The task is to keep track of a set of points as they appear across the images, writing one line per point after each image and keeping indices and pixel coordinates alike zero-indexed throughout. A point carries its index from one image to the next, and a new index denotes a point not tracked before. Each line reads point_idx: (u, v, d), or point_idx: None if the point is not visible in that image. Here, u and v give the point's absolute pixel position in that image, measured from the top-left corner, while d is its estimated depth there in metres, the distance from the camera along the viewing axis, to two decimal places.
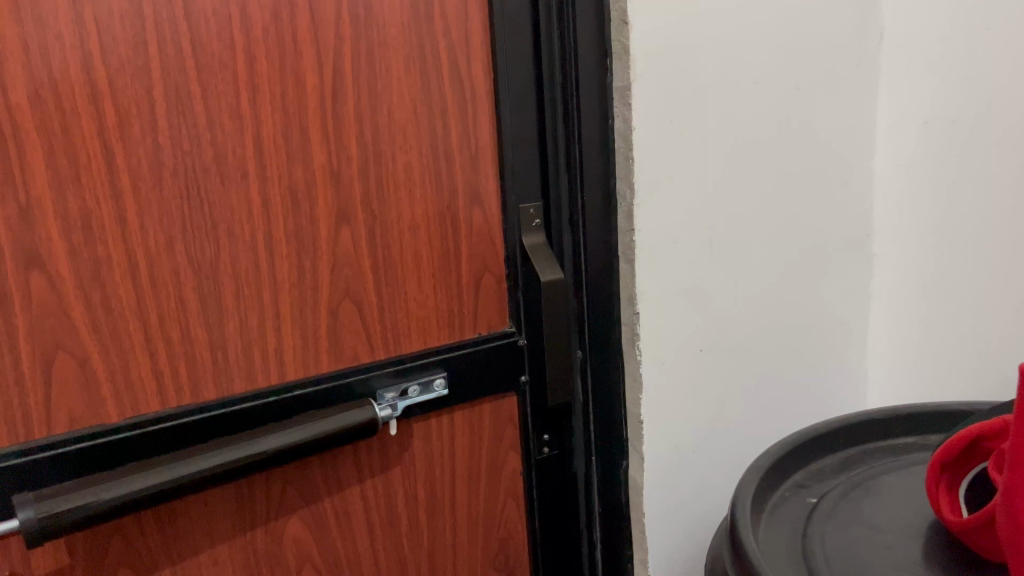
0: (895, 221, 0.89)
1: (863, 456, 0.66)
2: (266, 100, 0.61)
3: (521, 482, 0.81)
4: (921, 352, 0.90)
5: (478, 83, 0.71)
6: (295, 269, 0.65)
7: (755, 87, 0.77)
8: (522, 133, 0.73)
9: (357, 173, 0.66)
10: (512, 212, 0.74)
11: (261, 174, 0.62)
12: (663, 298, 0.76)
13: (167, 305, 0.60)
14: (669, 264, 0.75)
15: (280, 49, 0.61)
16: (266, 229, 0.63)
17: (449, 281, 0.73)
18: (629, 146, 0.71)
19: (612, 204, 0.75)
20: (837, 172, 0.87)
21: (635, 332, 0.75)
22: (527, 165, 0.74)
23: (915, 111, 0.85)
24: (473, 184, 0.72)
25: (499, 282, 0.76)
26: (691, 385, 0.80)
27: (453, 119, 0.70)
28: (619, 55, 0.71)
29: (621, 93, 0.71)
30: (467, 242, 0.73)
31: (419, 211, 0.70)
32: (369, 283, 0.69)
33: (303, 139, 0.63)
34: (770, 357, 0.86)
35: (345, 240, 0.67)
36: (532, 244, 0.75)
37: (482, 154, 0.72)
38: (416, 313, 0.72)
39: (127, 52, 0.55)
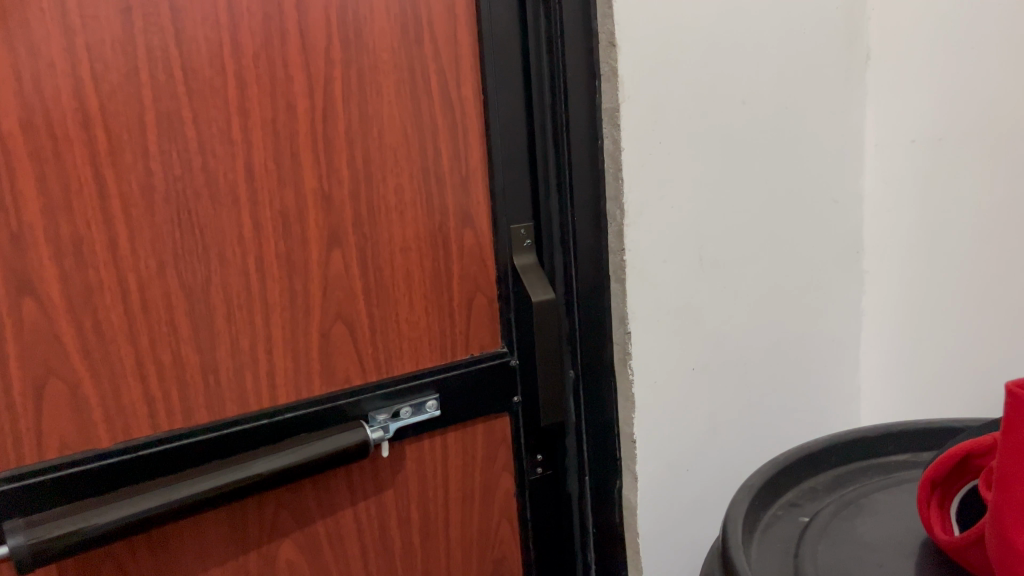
0: (885, 239, 0.90)
1: (855, 475, 0.66)
2: (257, 124, 0.62)
3: (514, 503, 0.81)
4: (913, 370, 0.90)
5: (468, 106, 0.71)
6: (287, 292, 0.65)
7: (743, 107, 0.78)
8: (512, 154, 0.74)
9: (348, 196, 0.66)
10: (503, 233, 0.75)
11: (252, 198, 0.62)
12: (655, 317, 0.76)
13: (159, 328, 0.60)
14: (660, 283, 0.76)
15: (271, 74, 0.62)
16: (257, 252, 0.63)
17: (441, 302, 0.73)
18: (618, 167, 0.72)
19: (602, 225, 0.75)
20: (827, 191, 0.87)
21: (627, 352, 0.75)
22: (517, 186, 0.75)
23: (904, 129, 0.85)
24: (464, 205, 0.73)
25: (491, 302, 0.76)
26: (683, 404, 0.80)
27: (444, 142, 0.70)
28: (607, 77, 0.71)
29: (610, 115, 0.71)
30: (458, 263, 0.73)
31: (410, 233, 0.70)
32: (361, 305, 0.69)
33: (295, 163, 0.64)
34: (762, 375, 0.86)
35: (337, 262, 0.67)
36: (523, 264, 0.76)
37: (473, 175, 0.73)
38: (408, 335, 0.72)
39: (119, 78, 0.56)
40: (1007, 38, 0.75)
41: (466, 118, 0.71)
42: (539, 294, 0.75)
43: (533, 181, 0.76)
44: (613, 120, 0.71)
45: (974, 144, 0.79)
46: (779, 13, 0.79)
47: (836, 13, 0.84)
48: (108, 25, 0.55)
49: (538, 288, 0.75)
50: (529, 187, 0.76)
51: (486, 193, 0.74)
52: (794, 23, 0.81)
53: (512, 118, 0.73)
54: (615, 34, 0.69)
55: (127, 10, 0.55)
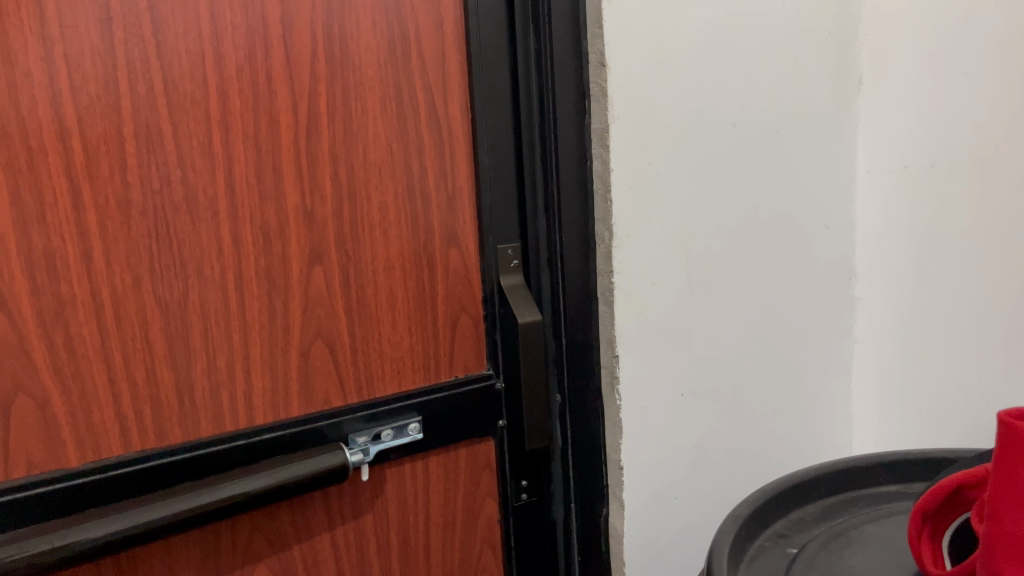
0: (879, 265, 0.89)
1: (845, 505, 0.64)
2: (238, 139, 0.61)
3: (497, 530, 0.79)
4: (906, 400, 0.88)
5: (455, 124, 0.70)
6: (265, 309, 0.64)
7: (733, 130, 0.77)
8: (500, 174, 0.73)
9: (331, 213, 0.65)
10: (490, 252, 0.73)
11: (232, 214, 0.61)
12: (643, 342, 0.74)
13: (133, 345, 0.59)
14: (649, 307, 0.74)
15: (254, 88, 0.61)
16: (236, 268, 0.62)
17: (424, 323, 0.71)
18: (607, 189, 0.70)
19: (591, 246, 0.73)
20: (819, 216, 0.86)
21: (614, 376, 0.74)
22: (505, 205, 0.74)
23: (896, 154, 0.85)
24: (450, 225, 0.71)
25: (476, 324, 0.74)
26: (671, 430, 0.78)
27: (430, 160, 0.69)
28: (596, 97, 0.70)
29: (599, 135, 0.70)
30: (443, 283, 0.72)
31: (394, 251, 0.69)
32: (343, 324, 0.67)
33: (277, 178, 0.63)
34: (752, 402, 0.85)
35: (318, 281, 0.66)
36: (510, 284, 0.75)
37: (459, 194, 0.72)
38: (391, 355, 0.70)
39: (97, 90, 0.55)
40: (1001, 64, 0.74)
41: (452, 136, 0.70)
42: (525, 315, 0.73)
43: (521, 202, 0.75)
44: (602, 140, 0.70)
45: (965, 171, 0.79)
46: (770, 38, 0.79)
47: (827, 38, 0.83)
48: (87, 36, 0.54)
49: (524, 309, 0.74)
50: (516, 207, 0.75)
51: (472, 213, 0.73)
52: (786, 46, 0.80)
53: (500, 138, 0.72)
54: (604, 54, 0.68)
55: (108, 20, 0.54)
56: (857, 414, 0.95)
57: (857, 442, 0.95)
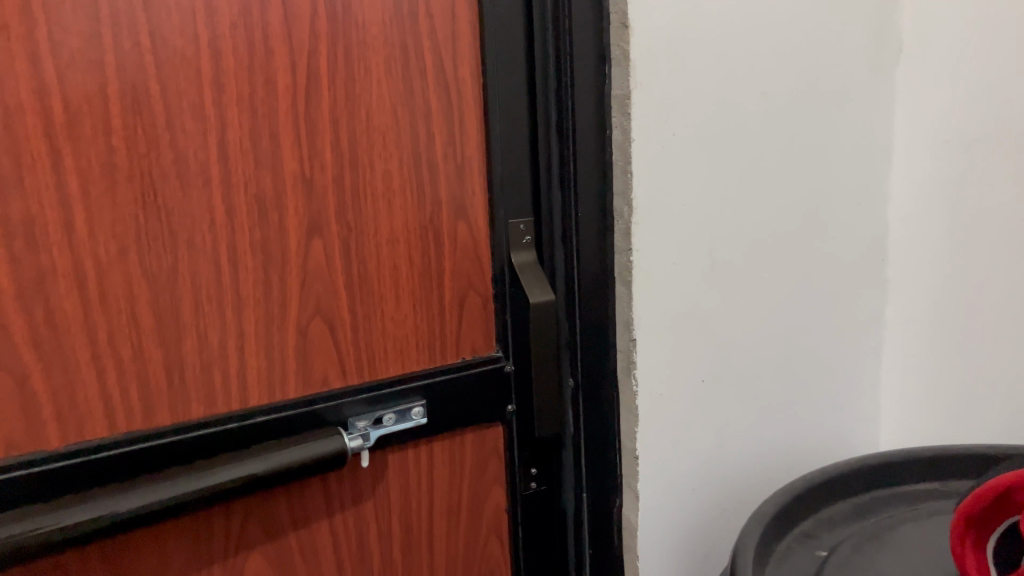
0: (913, 247, 0.84)
1: (878, 504, 0.60)
2: (232, 101, 0.56)
3: (505, 520, 0.75)
4: (939, 391, 0.84)
5: (467, 87, 0.65)
6: (261, 284, 0.60)
7: (763, 100, 0.72)
8: (512, 143, 0.68)
9: (332, 182, 0.61)
10: (500, 226, 0.69)
11: (225, 180, 0.57)
12: (661, 326, 0.70)
13: (119, 320, 0.55)
14: (669, 289, 0.69)
15: (249, 46, 0.56)
16: (230, 239, 0.58)
17: (430, 301, 0.67)
18: (626, 159, 0.66)
19: (609, 221, 0.68)
20: (851, 193, 0.81)
21: (631, 360, 0.69)
22: (518, 176, 0.69)
23: (935, 129, 0.79)
24: (458, 197, 0.67)
25: (486, 303, 0.70)
26: (689, 419, 0.74)
27: (438, 126, 0.65)
28: (618, 62, 0.65)
29: (620, 101, 0.65)
30: (450, 259, 0.67)
31: (399, 224, 0.65)
32: (343, 302, 0.63)
33: (273, 144, 0.58)
34: (776, 388, 0.80)
35: (317, 254, 0.61)
36: (521, 262, 0.70)
37: (469, 166, 0.67)
38: (392, 335, 0.66)
39: (79, 44, 0.51)
40: None
41: (464, 99, 0.65)
42: (534, 296, 0.69)
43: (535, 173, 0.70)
44: (623, 107, 0.65)
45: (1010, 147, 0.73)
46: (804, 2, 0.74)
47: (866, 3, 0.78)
48: None
49: (535, 289, 0.70)
50: (530, 181, 0.70)
51: (483, 183, 0.68)
52: (821, 9, 0.75)
53: (513, 105, 0.68)
54: (627, 14, 0.63)
55: None
56: (883, 404, 0.90)
57: (884, 433, 0.91)
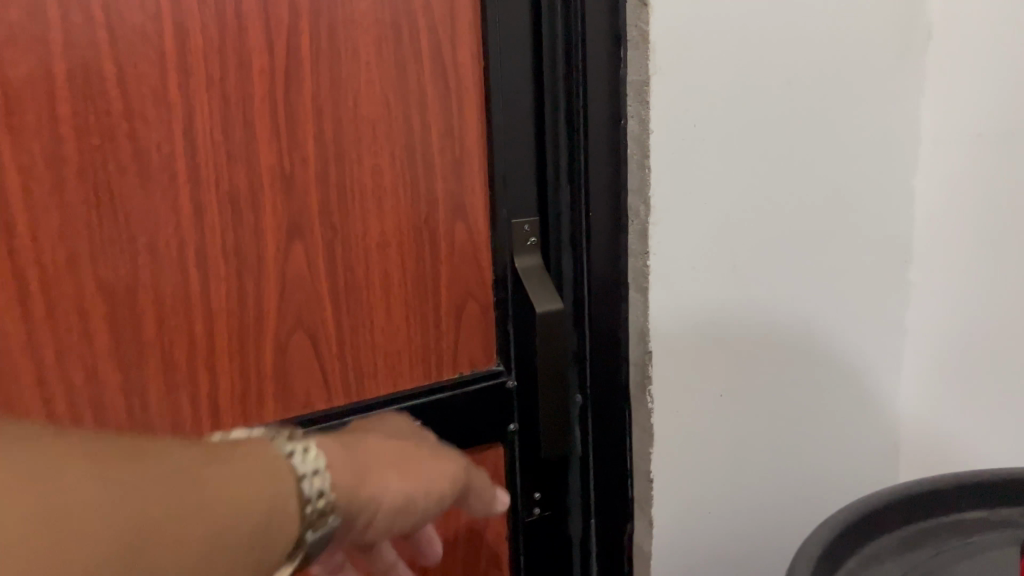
0: (939, 248, 0.78)
1: (926, 538, 0.54)
2: (200, 85, 0.49)
3: (506, 549, 0.68)
4: (966, 402, 0.78)
5: (467, 71, 0.58)
6: (234, 294, 0.53)
7: (787, 89, 0.66)
8: (516, 134, 0.61)
9: (315, 178, 0.54)
10: (502, 228, 0.62)
11: (192, 176, 0.50)
12: (678, 336, 0.64)
13: (69, 337, 0.48)
14: (686, 296, 0.63)
15: (219, 22, 0.49)
16: (198, 244, 0.51)
17: (425, 310, 0.60)
18: (644, 154, 0.59)
19: (622, 222, 0.62)
20: (875, 190, 0.75)
21: (645, 374, 0.63)
22: (522, 172, 0.62)
23: (968, 120, 0.74)
24: (456, 194, 0.60)
25: (485, 311, 0.63)
26: (704, 436, 0.68)
27: (434, 115, 0.58)
28: (635, 45, 0.59)
29: (636, 89, 0.59)
30: (447, 264, 0.61)
31: (390, 225, 0.58)
32: (327, 313, 0.56)
33: (248, 135, 0.51)
34: (795, 400, 0.74)
35: (298, 259, 0.54)
36: (525, 266, 0.63)
37: (468, 159, 0.60)
38: (383, 349, 0.59)
39: (19, 17, 0.43)
40: None
41: (464, 84, 0.58)
42: (540, 305, 0.61)
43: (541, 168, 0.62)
44: (640, 96, 0.59)
45: None
46: None
47: None
48: None
49: (540, 296, 0.62)
50: (535, 175, 0.62)
51: (482, 179, 0.61)
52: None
53: (516, 90, 0.60)
54: None
55: None
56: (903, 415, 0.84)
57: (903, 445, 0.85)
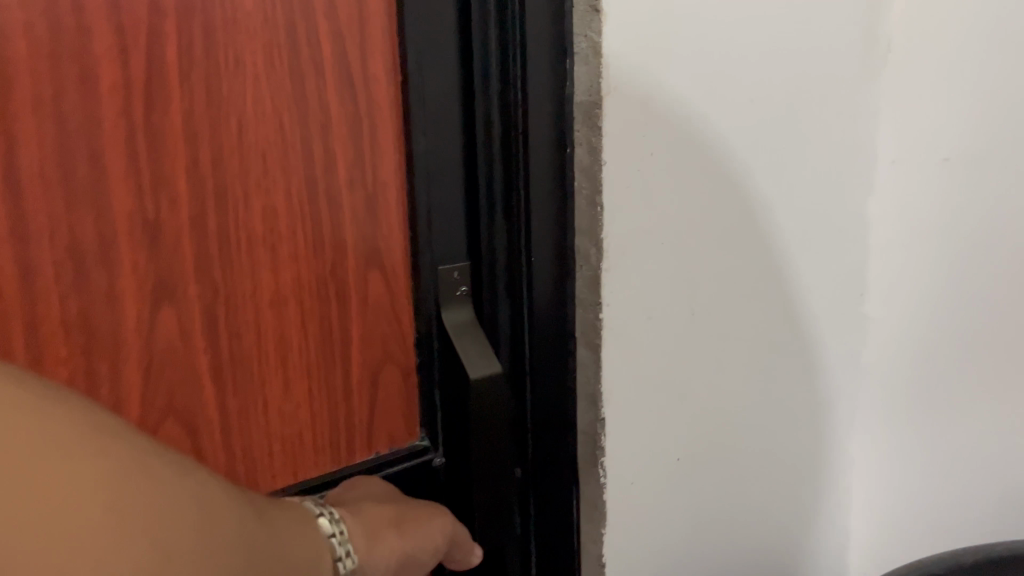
0: (898, 279, 0.72)
1: None
2: (25, 109, 0.36)
3: None
4: (930, 450, 0.73)
5: (381, 87, 0.47)
6: (83, 379, 0.40)
7: (752, 109, 0.56)
8: (440, 164, 0.50)
9: (189, 225, 0.42)
10: (427, 275, 0.51)
11: (17, 231, 0.37)
12: (634, 397, 0.54)
13: None
14: (643, 350, 0.54)
15: (50, 23, 0.36)
16: (29, 319, 0.38)
17: (333, 381, 0.49)
18: (596, 189, 0.49)
19: (569, 266, 0.52)
20: (836, 219, 0.68)
21: (596, 444, 0.53)
22: (450, 208, 0.51)
23: (933, 144, 0.67)
24: (370, 238, 0.49)
25: (406, 375, 0.53)
26: (662, 507, 0.59)
27: (340, 140, 0.46)
28: (584, 57, 0.48)
29: (583, 111, 0.49)
30: (358, 321, 0.50)
31: (287, 280, 0.46)
32: (209, 395, 0.45)
33: (96, 174, 0.39)
34: (754, 458, 0.66)
35: (170, 329, 0.43)
36: (454, 322, 0.52)
37: (383, 195, 0.49)
38: (281, 432, 0.48)
39: None
40: None
41: (377, 102, 0.47)
42: (473, 371, 0.51)
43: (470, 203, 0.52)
44: (589, 119, 0.49)
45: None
46: None
47: None
48: None
49: (473, 359, 0.52)
50: (465, 212, 0.52)
51: (402, 216, 0.50)
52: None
53: (441, 111, 0.49)
54: None
55: None
56: (859, 460, 0.78)
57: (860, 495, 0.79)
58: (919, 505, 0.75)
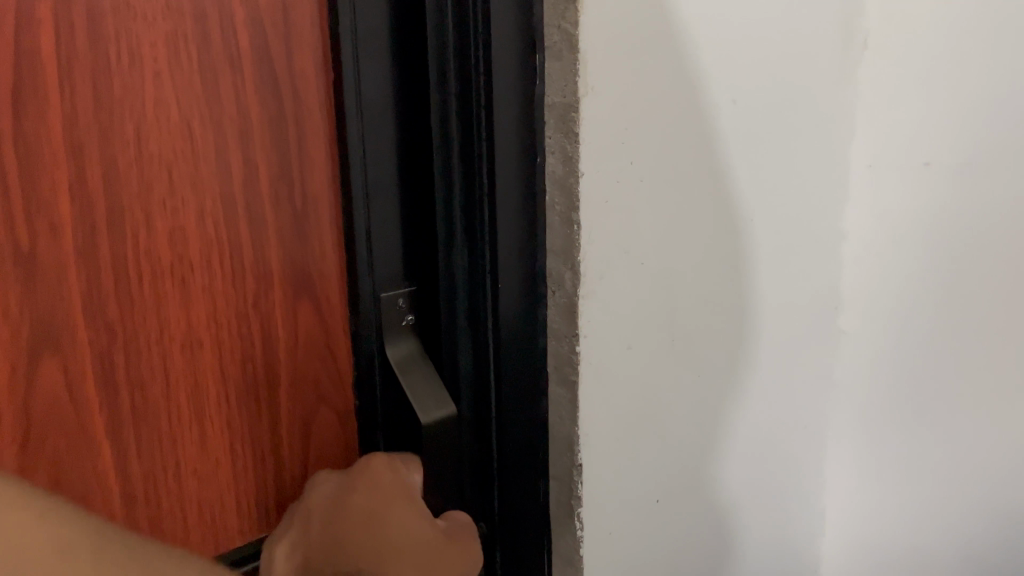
0: (876, 295, 0.64)
1: None
2: None
3: None
4: (908, 488, 0.66)
5: (309, 90, 0.42)
6: None
7: (733, 110, 0.50)
8: (381, 181, 0.44)
9: (80, 255, 0.36)
10: (367, 307, 0.46)
11: None
12: (611, 439, 0.47)
13: None
14: (620, 385, 0.47)
15: None
16: None
17: (253, 427, 0.44)
18: (571, 207, 0.42)
19: (540, 292, 0.44)
20: (809, 230, 0.61)
21: (572, 494, 0.45)
22: (392, 229, 0.45)
23: (913, 146, 0.60)
24: (297, 264, 0.43)
25: (344, 419, 0.48)
26: (641, 557, 0.52)
27: (262, 152, 0.41)
28: (556, 50, 0.40)
29: (557, 114, 0.41)
30: (288, 360, 0.44)
31: (198, 317, 0.40)
32: (106, 459, 0.39)
33: None
34: (736, 488, 0.60)
35: (54, 376, 0.37)
36: (400, 357, 0.46)
37: (313, 216, 0.44)
38: (198, 496, 0.42)
39: None
40: None
41: (305, 108, 0.42)
42: (427, 416, 0.45)
43: (418, 223, 0.46)
44: (563, 124, 0.41)
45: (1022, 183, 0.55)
46: None
47: None
48: None
49: (424, 402, 0.46)
50: (411, 233, 0.46)
51: (338, 240, 0.45)
52: None
53: (385, 120, 0.43)
54: None
55: None
56: (830, 489, 0.71)
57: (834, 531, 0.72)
58: (897, 549, 0.68)
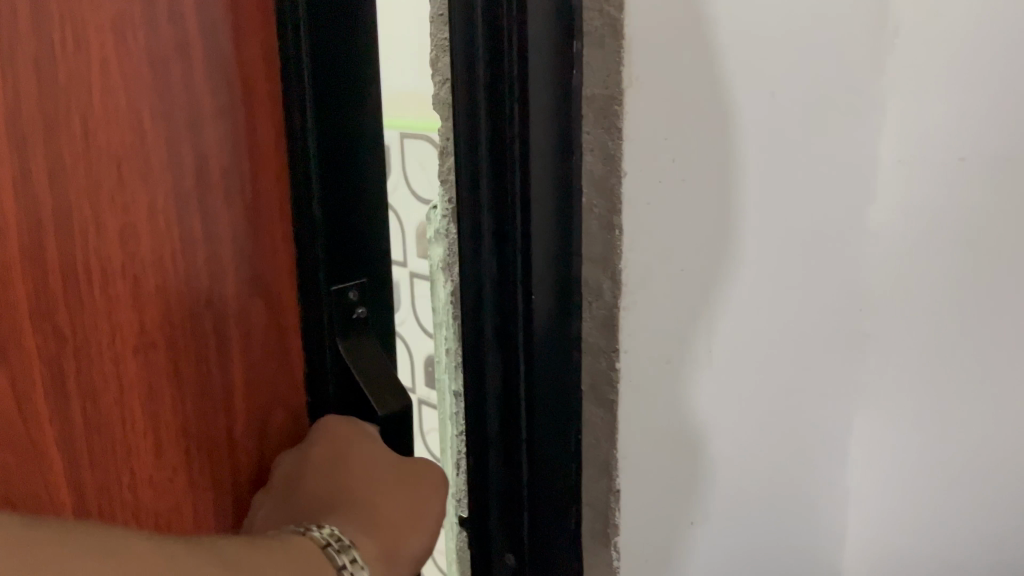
0: (909, 297, 0.60)
1: None
2: None
3: None
4: (947, 496, 0.62)
5: (258, 60, 0.37)
6: None
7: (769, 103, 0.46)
8: (332, 157, 0.38)
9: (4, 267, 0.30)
10: (324, 303, 0.40)
11: None
12: (651, 460, 0.43)
13: None
14: (661, 399, 0.43)
15: None
16: None
17: (211, 437, 0.38)
18: (613, 208, 0.38)
19: (574, 302, 0.40)
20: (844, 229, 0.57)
21: (609, 519, 0.42)
22: (343, 212, 0.39)
23: (945, 142, 0.57)
24: (248, 256, 0.38)
25: (297, 419, 0.42)
26: None
27: (210, 124, 0.36)
28: (598, 38, 0.37)
29: (597, 107, 0.37)
30: (244, 360, 0.39)
31: (149, 316, 0.35)
32: (57, 473, 0.33)
33: None
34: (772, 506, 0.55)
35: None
36: (351, 350, 0.41)
37: (268, 204, 0.38)
38: (152, 511, 0.37)
39: None
40: None
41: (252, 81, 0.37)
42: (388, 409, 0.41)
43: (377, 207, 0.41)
44: (605, 118, 0.37)
45: None
46: None
47: None
48: None
49: (383, 397, 0.41)
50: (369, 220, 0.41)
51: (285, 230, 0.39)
52: None
53: (335, 91, 0.38)
54: None
55: None
56: (853, 504, 0.67)
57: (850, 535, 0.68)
58: (931, 559, 0.65)
